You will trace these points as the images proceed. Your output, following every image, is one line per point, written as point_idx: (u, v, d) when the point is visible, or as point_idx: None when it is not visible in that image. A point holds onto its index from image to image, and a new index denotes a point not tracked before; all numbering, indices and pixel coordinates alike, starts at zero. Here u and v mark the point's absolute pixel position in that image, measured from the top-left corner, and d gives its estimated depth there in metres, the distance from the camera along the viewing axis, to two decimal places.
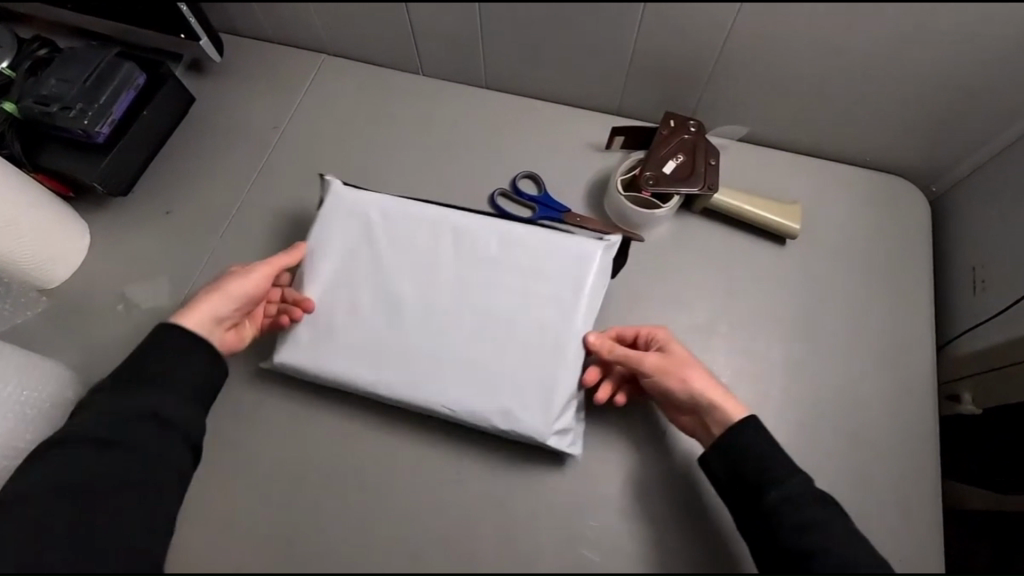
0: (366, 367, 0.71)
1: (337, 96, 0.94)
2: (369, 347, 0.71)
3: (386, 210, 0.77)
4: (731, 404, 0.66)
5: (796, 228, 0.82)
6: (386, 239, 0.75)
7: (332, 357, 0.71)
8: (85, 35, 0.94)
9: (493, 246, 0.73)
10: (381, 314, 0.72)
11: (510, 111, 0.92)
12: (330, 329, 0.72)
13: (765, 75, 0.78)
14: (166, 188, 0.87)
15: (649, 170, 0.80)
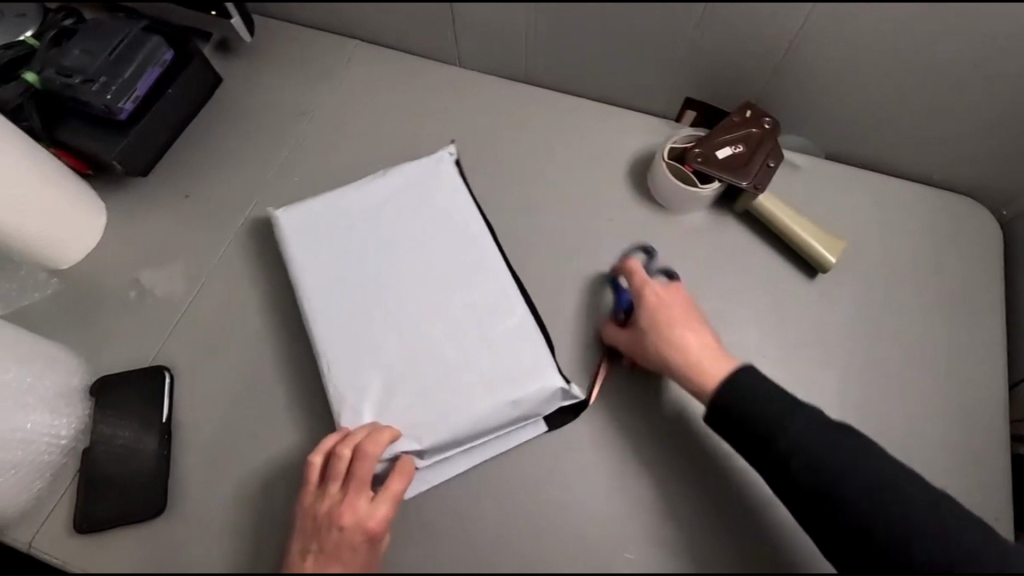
0: (321, 318, 0.68)
1: (367, 84, 0.90)
2: (330, 307, 0.68)
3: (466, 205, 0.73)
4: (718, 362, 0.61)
5: (832, 261, 0.73)
6: (435, 219, 0.73)
7: (311, 295, 0.69)
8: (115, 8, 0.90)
9: (502, 295, 0.69)
10: (362, 285, 0.69)
11: (549, 108, 0.87)
12: (325, 265, 0.70)
13: (833, 76, 0.72)
14: (187, 169, 0.83)
15: (701, 147, 0.74)
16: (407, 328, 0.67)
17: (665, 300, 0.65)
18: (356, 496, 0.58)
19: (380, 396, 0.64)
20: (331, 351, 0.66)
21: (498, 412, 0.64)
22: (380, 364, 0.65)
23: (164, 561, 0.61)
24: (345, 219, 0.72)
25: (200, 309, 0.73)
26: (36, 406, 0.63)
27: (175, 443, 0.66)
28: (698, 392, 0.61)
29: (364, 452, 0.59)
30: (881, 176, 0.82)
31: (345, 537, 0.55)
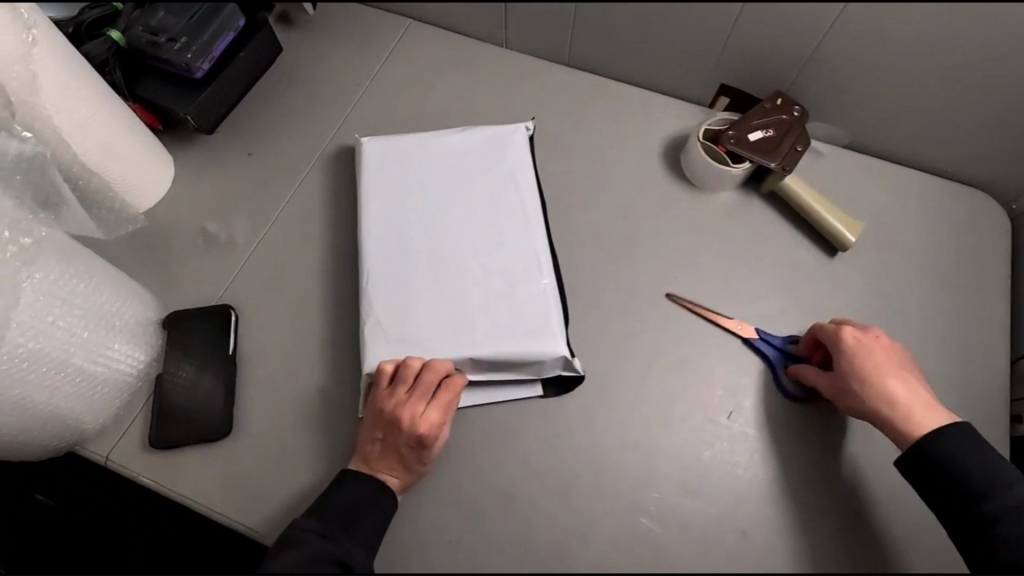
0: (371, 245, 0.72)
1: (419, 61, 0.95)
2: (381, 237, 0.72)
3: (527, 169, 0.77)
4: (931, 412, 0.63)
5: (850, 239, 0.78)
6: (491, 176, 0.76)
7: (369, 223, 0.73)
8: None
9: (532, 257, 0.72)
10: (414, 221, 0.73)
11: (591, 91, 0.93)
12: (386, 199, 0.74)
13: (858, 71, 0.77)
14: (250, 130, 0.89)
15: (734, 130, 0.80)
16: (444, 267, 0.71)
17: (871, 347, 0.66)
18: (416, 402, 0.64)
19: (406, 322, 0.68)
20: (373, 274, 0.71)
21: (505, 361, 0.68)
22: (412, 295, 0.69)
23: (228, 477, 0.67)
24: (411, 162, 0.77)
25: (262, 256, 0.79)
26: (122, 330, 0.65)
27: (239, 374, 0.71)
28: (906, 438, 0.63)
29: (429, 367, 0.65)
30: (898, 168, 0.87)
31: (403, 434, 0.64)
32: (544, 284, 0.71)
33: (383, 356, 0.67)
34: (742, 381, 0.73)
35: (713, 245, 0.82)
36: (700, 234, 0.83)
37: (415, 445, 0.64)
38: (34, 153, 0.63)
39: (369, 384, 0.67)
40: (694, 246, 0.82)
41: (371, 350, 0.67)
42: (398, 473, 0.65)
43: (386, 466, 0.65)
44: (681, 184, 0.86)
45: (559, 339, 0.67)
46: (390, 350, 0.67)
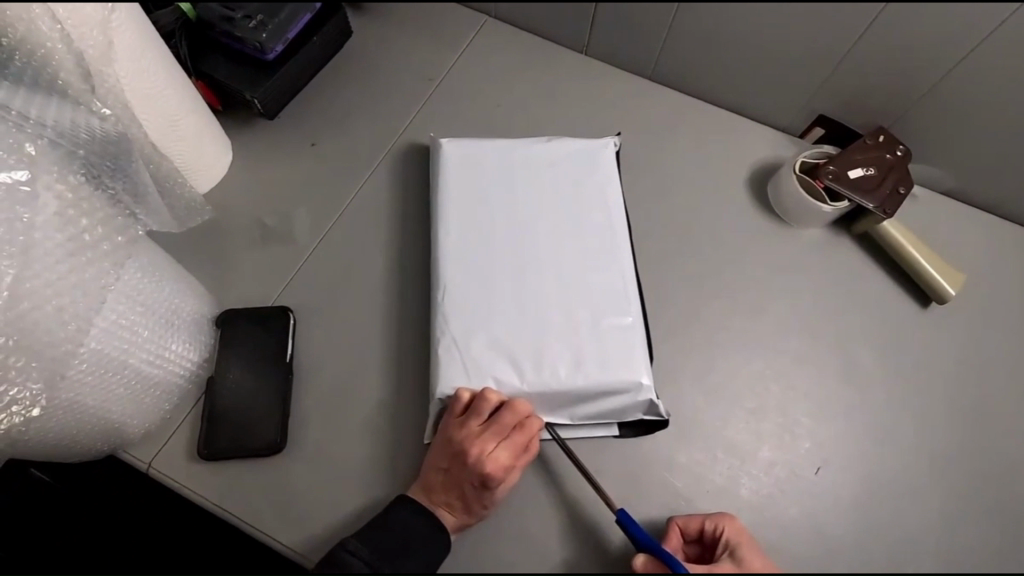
0: (451, 257, 0.68)
1: (494, 61, 0.90)
2: (460, 249, 0.68)
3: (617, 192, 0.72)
4: None
5: (947, 292, 0.74)
6: (577, 195, 0.71)
7: (448, 233, 0.69)
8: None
9: (620, 287, 0.67)
10: (498, 238, 0.68)
11: (673, 110, 0.89)
12: (469, 210, 0.70)
13: (969, 115, 0.73)
14: (316, 119, 0.84)
15: (834, 165, 0.75)
16: (525, 289, 0.66)
17: (728, 528, 0.60)
18: (489, 439, 0.59)
19: (483, 348, 0.63)
20: (450, 290, 0.66)
21: (586, 399, 0.63)
22: (491, 316, 0.65)
23: (279, 494, 0.61)
24: (496, 173, 0.72)
25: (325, 256, 0.74)
26: (180, 329, 0.62)
27: (297, 382, 0.66)
28: None
29: (509, 404, 0.60)
30: (994, 218, 0.83)
31: (471, 471, 0.59)
32: (632, 318, 0.65)
33: (457, 382, 0.62)
34: (827, 433, 0.69)
35: (801, 284, 0.77)
36: (786, 271, 0.78)
37: (480, 485, 0.59)
38: (113, 130, 0.59)
39: (439, 411, 0.63)
40: (780, 283, 0.77)
41: (444, 374, 0.62)
42: (455, 511, 0.59)
43: (443, 500, 0.59)
44: (767, 216, 0.81)
45: (646, 383, 0.62)
46: (465, 377, 0.62)
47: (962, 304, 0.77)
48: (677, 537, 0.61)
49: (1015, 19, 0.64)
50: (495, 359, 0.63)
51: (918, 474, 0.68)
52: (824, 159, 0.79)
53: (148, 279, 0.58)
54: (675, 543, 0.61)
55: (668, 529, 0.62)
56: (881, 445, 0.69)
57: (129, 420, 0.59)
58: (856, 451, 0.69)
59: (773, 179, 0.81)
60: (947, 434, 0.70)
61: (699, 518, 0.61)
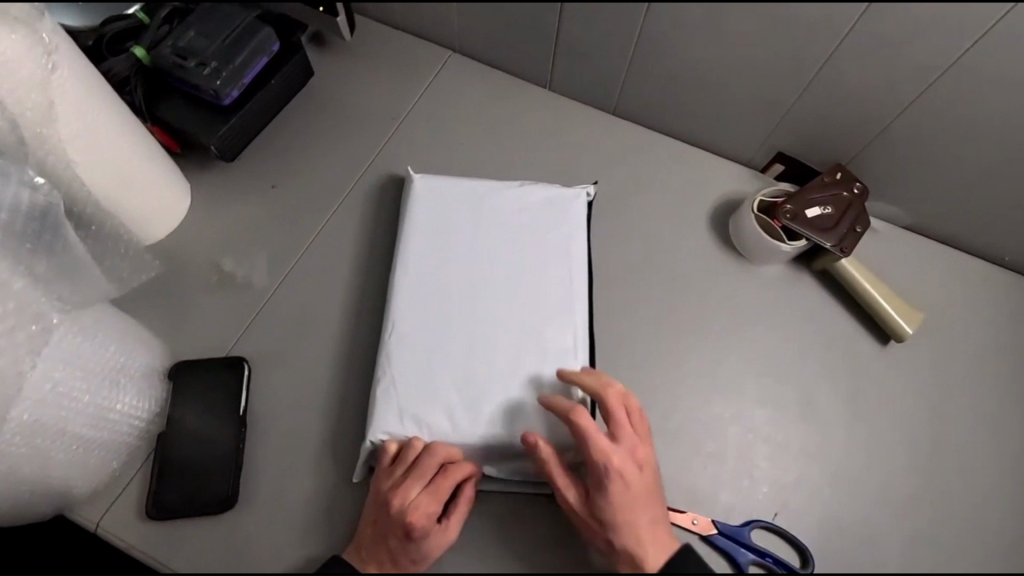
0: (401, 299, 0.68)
1: (458, 98, 0.91)
2: (411, 292, 0.68)
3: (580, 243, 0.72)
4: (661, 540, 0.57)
5: (906, 331, 0.74)
6: (535, 245, 0.71)
7: (402, 273, 0.69)
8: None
9: (569, 343, 0.66)
10: (446, 282, 0.68)
11: (634, 146, 0.89)
12: (425, 250, 0.70)
13: (921, 153, 0.74)
14: (276, 159, 0.84)
15: (791, 204, 0.76)
16: (470, 338, 0.66)
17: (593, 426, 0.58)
18: (408, 486, 0.58)
19: (419, 397, 0.63)
20: (400, 331, 0.65)
21: (522, 455, 0.62)
22: (435, 362, 0.64)
23: (228, 549, 0.60)
24: (459, 212, 0.72)
25: (282, 302, 0.73)
26: (129, 387, 0.62)
27: (250, 433, 0.66)
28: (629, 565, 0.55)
29: (430, 448, 0.60)
30: (953, 252, 0.83)
31: (393, 522, 0.56)
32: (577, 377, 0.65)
33: (390, 430, 0.61)
34: (786, 474, 0.69)
35: (761, 323, 0.77)
36: (746, 308, 0.78)
37: (403, 538, 0.56)
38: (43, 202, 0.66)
39: (370, 458, 0.62)
40: (739, 322, 0.77)
41: (380, 417, 0.62)
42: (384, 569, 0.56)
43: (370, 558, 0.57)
44: (728, 253, 0.82)
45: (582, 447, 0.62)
46: (399, 425, 0.61)
47: (923, 340, 0.77)
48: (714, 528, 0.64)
49: (956, 67, 0.65)
50: (434, 408, 0.62)
51: (875, 516, 0.68)
52: (782, 197, 0.79)
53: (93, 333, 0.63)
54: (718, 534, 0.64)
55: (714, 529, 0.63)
56: (840, 487, 0.69)
57: (76, 482, 0.60)
58: (814, 493, 0.68)
59: (734, 216, 0.81)
60: (908, 475, 0.70)
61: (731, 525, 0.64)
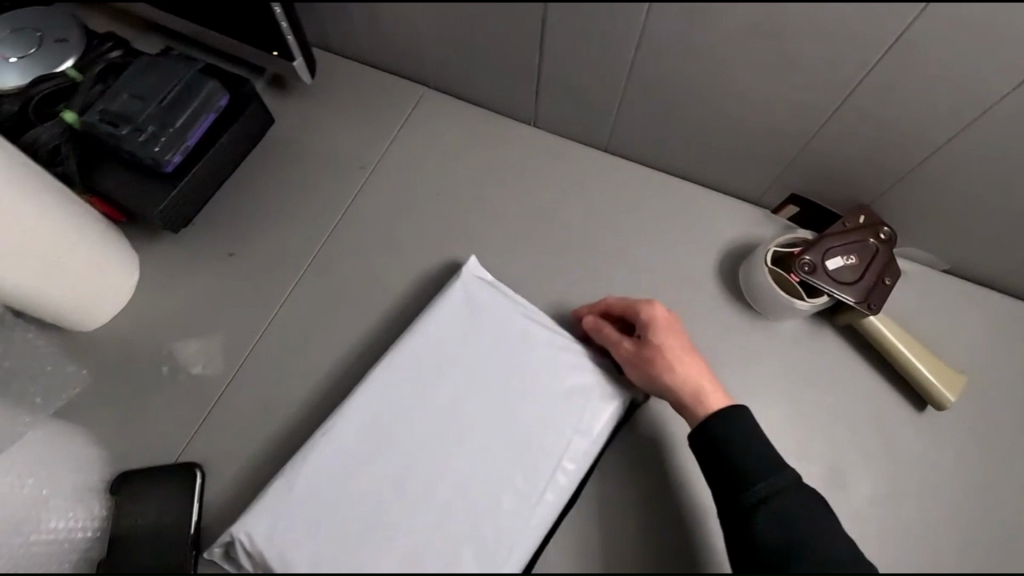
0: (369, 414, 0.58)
1: (435, 141, 0.82)
2: (374, 394, 0.59)
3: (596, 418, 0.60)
4: (714, 393, 0.60)
5: (945, 396, 0.65)
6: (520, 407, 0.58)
7: (381, 372, 0.60)
8: (185, 40, 0.87)
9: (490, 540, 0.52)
10: (411, 411, 0.58)
11: (631, 186, 0.80)
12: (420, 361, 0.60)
13: (959, 191, 0.65)
14: (234, 223, 0.76)
15: (809, 255, 0.67)
16: (382, 483, 0.54)
17: (644, 309, 0.63)
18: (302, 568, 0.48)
19: (329, 541, 0.51)
20: (333, 434, 0.57)
21: None
22: (342, 486, 0.54)
23: None
24: (466, 338, 0.62)
25: (245, 388, 0.66)
26: (46, 520, 0.60)
27: (203, 551, 0.59)
28: (697, 417, 0.60)
29: None
30: (995, 296, 0.73)
31: None
32: None
33: (254, 531, 0.53)
34: None
35: (780, 389, 0.69)
36: (762, 373, 0.70)
37: None
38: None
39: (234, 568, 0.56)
40: (753, 389, 0.69)
41: (254, 516, 0.54)
42: None
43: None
44: (741, 308, 0.73)
45: None
46: (263, 535, 0.53)
47: (967, 404, 0.68)
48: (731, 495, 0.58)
49: (1003, 101, 0.56)
50: (308, 532, 0.52)
51: None
52: (798, 245, 0.70)
53: (51, 449, 0.64)
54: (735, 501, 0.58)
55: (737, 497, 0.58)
56: None
57: None
58: None
59: (744, 266, 0.73)
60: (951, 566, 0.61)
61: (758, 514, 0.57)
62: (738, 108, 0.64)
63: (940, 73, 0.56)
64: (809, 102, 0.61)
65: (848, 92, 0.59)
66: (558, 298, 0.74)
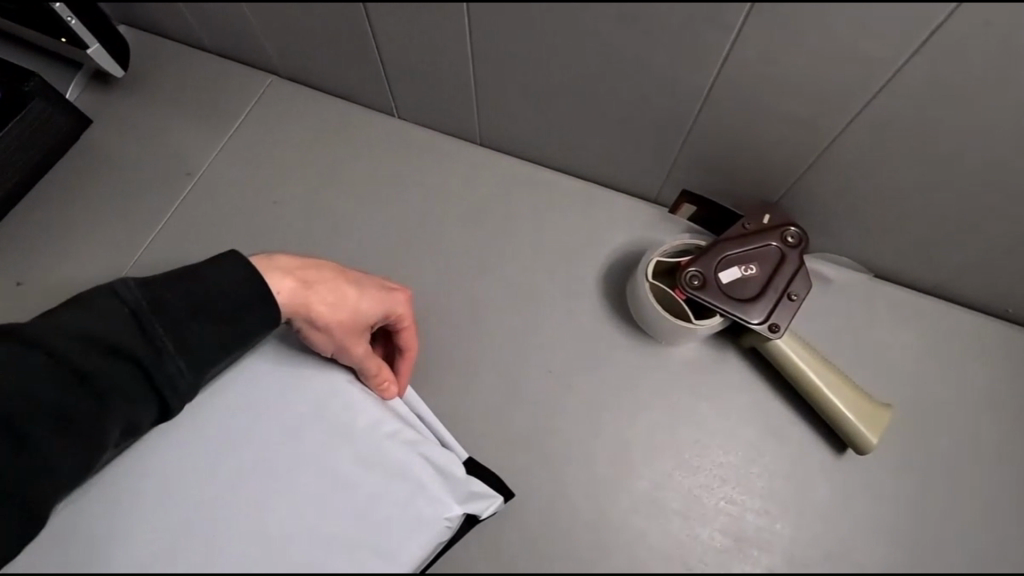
0: (132, 475, 0.44)
1: (278, 136, 0.69)
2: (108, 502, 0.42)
3: (431, 505, 0.47)
4: None
5: (867, 436, 0.53)
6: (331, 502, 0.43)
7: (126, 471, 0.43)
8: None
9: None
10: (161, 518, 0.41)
11: (507, 182, 0.67)
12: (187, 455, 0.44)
13: (878, 179, 0.53)
14: (29, 244, 0.64)
15: (698, 266, 0.54)
16: None
17: None
18: (352, 341, 0.49)
19: None
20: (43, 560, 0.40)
21: None
22: None
23: None
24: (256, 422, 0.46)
25: None
26: None
27: None
28: None
29: None
30: (934, 303, 0.61)
31: None
32: None
33: None
34: None
35: (670, 430, 0.57)
36: (650, 410, 0.58)
37: None
38: None
39: None
40: (637, 428, 0.57)
41: None
42: None
43: (203, 336, 0.43)
44: (628, 330, 0.60)
45: None
46: None
47: (896, 440, 0.56)
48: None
49: (920, 63, 0.44)
50: None
51: None
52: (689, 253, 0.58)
53: None
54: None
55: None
56: None
57: None
58: None
59: (630, 279, 0.60)
60: None
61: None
62: (604, 74, 0.52)
63: (846, 23, 0.42)
64: (685, 65, 0.49)
65: (731, 44, 0.46)
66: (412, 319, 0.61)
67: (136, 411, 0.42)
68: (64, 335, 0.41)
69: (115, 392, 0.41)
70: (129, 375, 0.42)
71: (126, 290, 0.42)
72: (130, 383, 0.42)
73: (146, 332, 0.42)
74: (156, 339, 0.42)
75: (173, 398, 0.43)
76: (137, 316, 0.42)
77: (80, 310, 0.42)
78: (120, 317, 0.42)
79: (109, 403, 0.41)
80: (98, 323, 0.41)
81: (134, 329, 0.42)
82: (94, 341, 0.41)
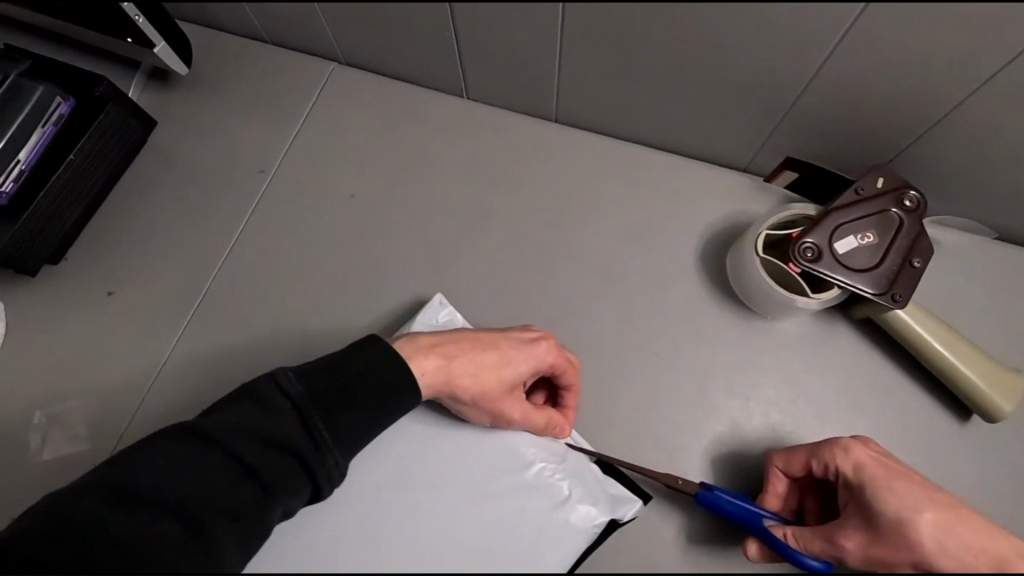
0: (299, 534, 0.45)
1: (349, 125, 0.67)
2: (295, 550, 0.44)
3: (576, 514, 0.50)
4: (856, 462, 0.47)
5: (998, 404, 0.51)
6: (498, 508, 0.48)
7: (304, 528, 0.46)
8: (5, 22, 0.69)
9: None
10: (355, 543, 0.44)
11: (590, 158, 0.64)
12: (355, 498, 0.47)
13: (1007, 138, 0.50)
14: (115, 254, 0.64)
15: (813, 237, 0.52)
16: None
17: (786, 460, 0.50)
18: (508, 408, 0.50)
19: None
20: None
21: None
22: None
23: None
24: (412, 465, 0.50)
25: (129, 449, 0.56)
26: None
27: None
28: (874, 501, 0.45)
29: None
30: None
31: None
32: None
33: None
34: None
35: (785, 406, 0.56)
36: (762, 386, 0.56)
37: None
38: None
39: None
40: (750, 405, 0.56)
41: None
42: None
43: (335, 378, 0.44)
44: (732, 306, 0.59)
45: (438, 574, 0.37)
46: None
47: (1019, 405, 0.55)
48: (782, 483, 0.51)
49: None
50: None
51: None
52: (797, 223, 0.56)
53: None
54: (780, 491, 0.51)
55: (768, 474, 0.52)
56: None
57: None
58: None
59: (731, 250, 0.58)
60: None
61: (805, 456, 0.49)
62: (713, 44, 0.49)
63: None
64: (808, 29, 0.45)
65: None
66: (507, 305, 0.60)
67: (294, 498, 0.42)
68: (228, 434, 0.41)
69: (277, 486, 0.41)
70: (293, 467, 0.42)
71: (289, 385, 0.43)
72: (293, 474, 0.42)
73: (310, 429, 0.42)
74: (316, 428, 0.42)
75: (323, 484, 0.43)
76: (298, 410, 0.43)
77: (251, 410, 0.42)
78: (284, 414, 0.42)
79: (274, 495, 0.41)
80: (267, 418, 0.42)
81: (297, 421, 0.42)
82: (260, 439, 0.41)
